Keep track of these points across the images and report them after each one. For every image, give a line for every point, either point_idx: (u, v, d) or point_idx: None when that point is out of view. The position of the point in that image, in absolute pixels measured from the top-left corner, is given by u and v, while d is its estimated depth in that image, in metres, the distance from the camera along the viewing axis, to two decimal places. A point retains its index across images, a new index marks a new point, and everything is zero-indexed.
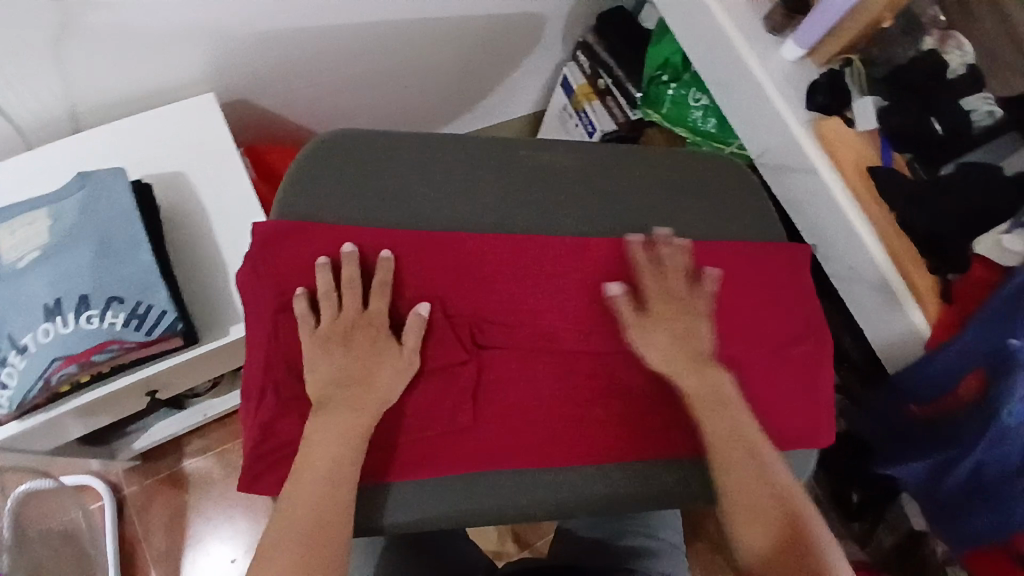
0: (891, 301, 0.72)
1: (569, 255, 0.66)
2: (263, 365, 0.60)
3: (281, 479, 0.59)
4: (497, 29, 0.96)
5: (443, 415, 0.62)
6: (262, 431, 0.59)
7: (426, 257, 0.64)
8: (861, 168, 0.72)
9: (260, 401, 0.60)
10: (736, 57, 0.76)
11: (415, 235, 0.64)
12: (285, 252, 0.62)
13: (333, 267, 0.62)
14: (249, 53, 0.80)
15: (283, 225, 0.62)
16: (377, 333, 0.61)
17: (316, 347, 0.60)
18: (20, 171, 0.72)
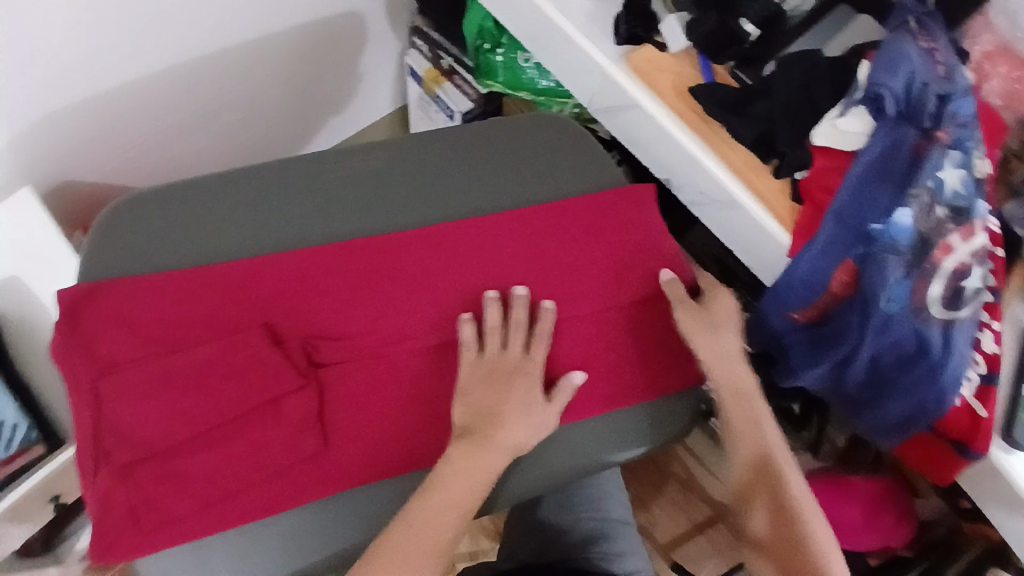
0: (745, 216, 0.69)
1: (395, 249, 0.64)
2: (92, 436, 0.55)
3: (129, 551, 0.53)
4: (312, 38, 0.93)
5: (291, 447, 0.56)
6: (100, 504, 0.54)
7: (241, 290, 0.60)
8: (681, 90, 0.69)
9: (96, 473, 0.54)
10: (533, 10, 0.73)
11: (237, 268, 0.61)
12: (97, 315, 0.58)
13: (151, 320, 0.59)
14: (52, 134, 0.78)
15: (91, 286, 0.59)
16: (204, 381, 0.57)
17: (149, 406, 0.56)
18: None
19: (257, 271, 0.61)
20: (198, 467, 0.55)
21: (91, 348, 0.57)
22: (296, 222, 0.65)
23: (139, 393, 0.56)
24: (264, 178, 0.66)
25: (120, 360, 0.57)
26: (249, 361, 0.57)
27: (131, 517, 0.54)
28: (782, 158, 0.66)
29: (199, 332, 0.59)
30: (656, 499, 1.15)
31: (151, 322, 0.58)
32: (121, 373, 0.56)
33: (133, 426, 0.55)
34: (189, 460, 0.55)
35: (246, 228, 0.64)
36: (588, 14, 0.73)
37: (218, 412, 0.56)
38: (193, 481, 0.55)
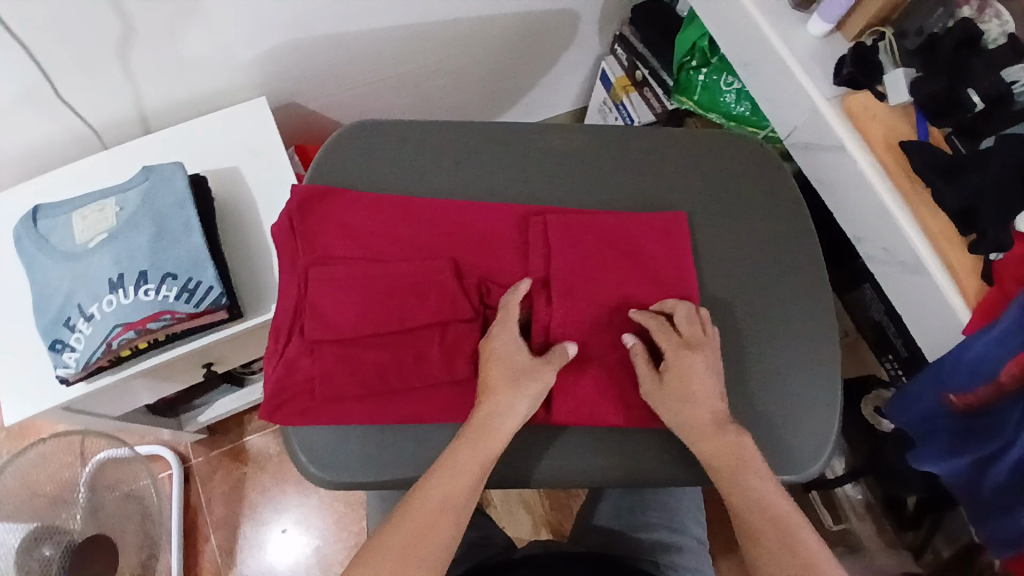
0: (926, 281, 0.68)
1: (579, 224, 0.68)
2: (293, 310, 0.64)
3: (297, 412, 0.62)
4: (530, 25, 0.99)
5: (449, 367, 0.63)
6: (285, 369, 0.63)
7: (439, 224, 0.68)
8: (892, 144, 0.69)
9: (287, 343, 0.64)
10: (760, 38, 0.75)
11: (442, 205, 0.68)
12: (319, 213, 0.67)
13: (359, 229, 0.67)
14: (292, 58, 0.88)
15: (320, 188, 0.67)
16: (389, 293, 0.64)
17: (342, 300, 0.64)
18: (99, 166, 0.83)
19: (456, 212, 0.68)
20: (369, 361, 0.63)
21: (308, 238, 0.66)
22: (493, 175, 0.71)
23: (337, 285, 0.64)
24: (474, 132, 0.73)
25: (330, 255, 0.66)
26: (433, 285, 0.65)
27: (307, 384, 0.63)
28: (981, 234, 0.63)
29: (395, 250, 0.67)
30: (726, 552, 1.12)
31: (360, 230, 0.67)
32: (330, 265, 0.65)
33: (326, 311, 0.63)
34: (363, 353, 0.63)
35: (451, 169, 0.71)
36: (812, 51, 0.74)
37: (397, 321, 0.64)
38: (360, 372, 0.63)
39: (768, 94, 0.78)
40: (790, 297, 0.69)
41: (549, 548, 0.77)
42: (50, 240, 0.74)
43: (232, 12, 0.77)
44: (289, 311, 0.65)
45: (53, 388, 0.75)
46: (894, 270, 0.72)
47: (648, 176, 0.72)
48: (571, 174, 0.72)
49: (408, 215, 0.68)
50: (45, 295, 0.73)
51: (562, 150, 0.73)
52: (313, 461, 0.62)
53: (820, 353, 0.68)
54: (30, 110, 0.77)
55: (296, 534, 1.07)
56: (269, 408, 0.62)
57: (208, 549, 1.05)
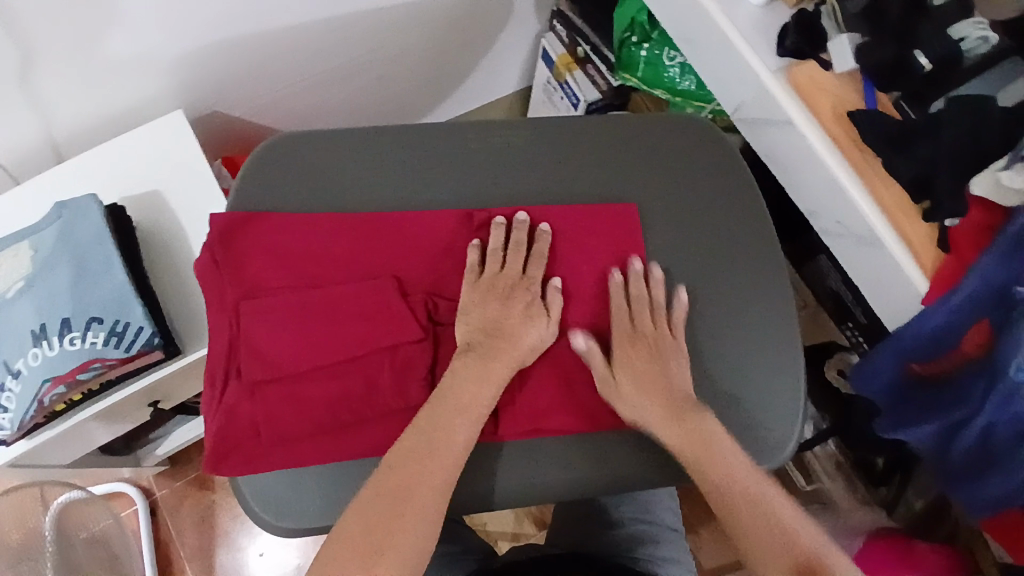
0: (882, 254, 0.66)
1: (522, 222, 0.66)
2: (227, 351, 0.61)
3: (245, 461, 0.59)
4: (462, 7, 0.94)
5: (398, 392, 0.61)
6: (226, 416, 0.59)
7: (376, 239, 0.64)
8: (840, 114, 0.66)
9: (225, 388, 0.60)
10: (698, 11, 0.72)
11: (380, 216, 0.65)
12: (242, 243, 0.63)
13: (287, 255, 0.63)
14: (208, 66, 0.81)
15: (242, 216, 0.63)
16: (332, 323, 0.61)
17: (278, 336, 0.60)
18: (6, 207, 0.76)
19: (395, 226, 0.64)
20: (314, 397, 0.60)
21: (236, 272, 0.62)
22: (430, 183, 0.67)
23: (271, 319, 0.61)
24: (406, 137, 0.68)
25: (261, 287, 0.62)
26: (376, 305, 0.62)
27: (254, 429, 0.59)
28: (936, 203, 0.61)
29: (331, 274, 0.63)
30: (706, 523, 1.14)
31: (290, 257, 0.63)
32: (261, 298, 0.62)
33: (264, 346, 0.60)
34: (307, 390, 0.60)
35: (385, 180, 0.67)
36: (753, 21, 0.71)
37: (341, 350, 0.61)
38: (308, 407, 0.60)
39: (711, 69, 0.75)
40: (749, 282, 0.67)
41: (526, 553, 0.76)
42: None
43: (129, 26, 0.70)
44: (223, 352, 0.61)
45: None
46: (849, 244, 0.70)
47: (592, 168, 0.69)
48: (512, 174, 0.68)
49: (340, 232, 0.64)
50: None
51: (501, 148, 0.69)
52: (267, 509, 0.59)
53: (782, 337, 0.66)
54: None
55: (274, 555, 1.04)
56: (215, 459, 0.59)
57: None
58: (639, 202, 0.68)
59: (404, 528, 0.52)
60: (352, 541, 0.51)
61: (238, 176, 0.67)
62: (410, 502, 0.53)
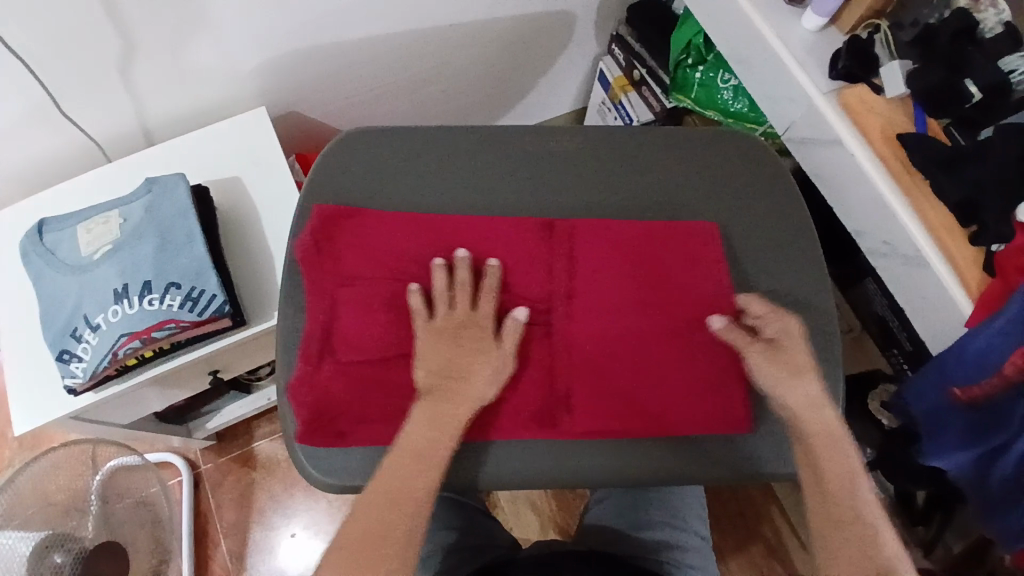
0: (928, 275, 0.67)
1: (597, 230, 0.69)
2: (322, 333, 0.65)
3: (337, 435, 0.62)
4: (527, 27, 1.00)
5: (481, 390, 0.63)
6: (319, 393, 0.63)
7: (474, 240, 0.68)
8: (890, 136, 0.68)
9: (320, 367, 0.64)
10: (754, 35, 0.76)
11: (477, 220, 0.69)
12: (341, 233, 0.68)
13: (387, 249, 0.68)
14: (290, 68, 0.89)
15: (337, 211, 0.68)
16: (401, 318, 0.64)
17: (387, 323, 0.65)
18: (102, 180, 0.84)
19: (485, 228, 0.68)
20: (403, 382, 0.64)
21: (331, 258, 0.67)
22: (488, 180, 0.72)
23: (365, 305, 0.66)
24: (470, 136, 0.73)
25: (357, 275, 0.67)
26: (459, 298, 0.65)
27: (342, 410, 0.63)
28: (983, 225, 0.62)
29: (414, 271, 0.67)
30: (735, 550, 1.13)
31: (387, 249, 0.68)
32: (356, 286, 0.66)
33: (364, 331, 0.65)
34: (396, 374, 0.64)
35: (447, 174, 0.72)
36: (807, 46, 0.74)
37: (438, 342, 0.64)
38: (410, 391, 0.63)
39: (765, 92, 0.78)
40: (793, 293, 0.69)
41: (552, 545, 0.77)
42: (54, 252, 0.75)
43: (228, 26, 0.78)
44: (318, 333, 0.65)
45: (62, 397, 0.77)
46: (893, 264, 0.71)
47: (643, 175, 0.72)
48: (566, 175, 0.72)
49: (439, 232, 0.68)
50: (51, 309, 0.74)
51: (557, 151, 0.73)
52: (314, 464, 0.63)
53: (821, 348, 0.67)
54: (34, 123, 0.78)
55: (305, 539, 1.08)
56: (308, 431, 0.63)
57: (218, 554, 1.06)
58: (687, 210, 0.71)
59: (398, 517, 0.57)
60: (367, 525, 0.57)
61: (314, 163, 0.73)
62: (404, 502, 0.58)
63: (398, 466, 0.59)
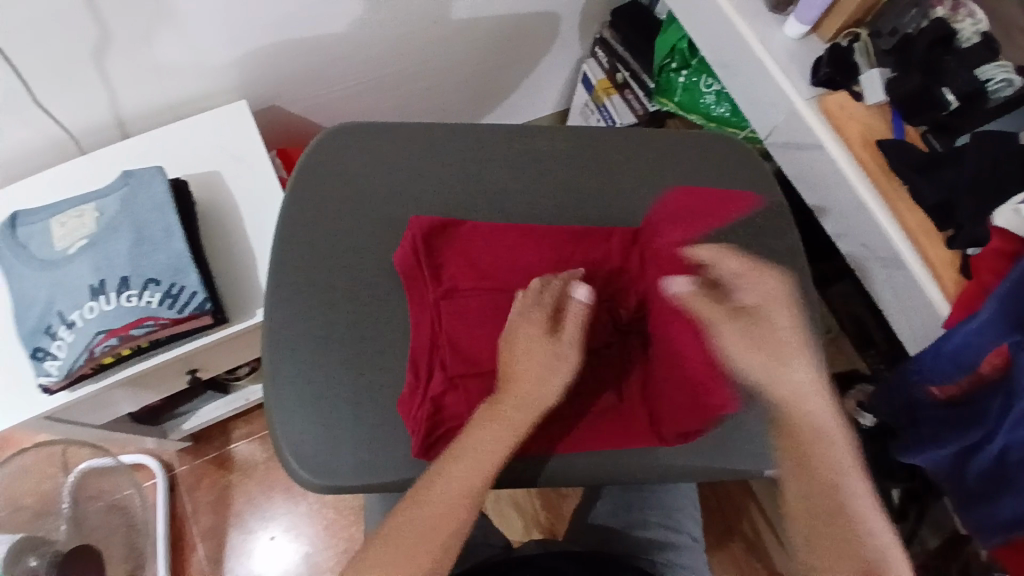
0: (905, 277, 0.68)
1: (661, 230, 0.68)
2: (432, 345, 0.64)
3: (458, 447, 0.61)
4: (511, 28, 1.00)
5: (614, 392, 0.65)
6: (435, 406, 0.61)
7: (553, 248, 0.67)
8: (869, 141, 0.70)
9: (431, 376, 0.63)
10: (738, 40, 0.77)
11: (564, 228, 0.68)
12: (442, 242, 0.66)
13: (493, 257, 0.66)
14: (271, 61, 0.87)
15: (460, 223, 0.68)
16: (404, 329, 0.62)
17: (480, 329, 0.63)
18: (76, 174, 0.82)
19: (561, 237, 0.68)
20: None
21: (494, 266, 0.66)
22: (476, 179, 0.72)
23: (463, 316, 0.64)
24: (457, 134, 0.73)
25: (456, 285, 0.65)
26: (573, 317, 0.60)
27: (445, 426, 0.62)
28: (958, 229, 0.64)
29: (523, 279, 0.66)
30: (715, 550, 1.14)
31: (576, 254, 0.67)
32: (459, 297, 0.65)
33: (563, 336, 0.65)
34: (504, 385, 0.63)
35: (434, 172, 0.71)
36: (789, 51, 0.75)
37: None
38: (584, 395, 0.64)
39: (748, 96, 0.80)
40: None
41: (539, 545, 0.77)
42: (25, 247, 0.72)
43: (208, 16, 0.76)
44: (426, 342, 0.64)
45: (33, 397, 0.74)
46: (872, 266, 0.73)
47: (629, 175, 0.73)
48: (554, 175, 0.72)
49: (532, 239, 0.67)
50: (21, 305, 0.71)
51: (545, 150, 0.73)
52: (303, 465, 0.62)
53: None
54: (3, 112, 0.76)
55: (284, 542, 1.06)
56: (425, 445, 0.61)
57: (195, 559, 1.04)
58: None
59: (426, 521, 0.55)
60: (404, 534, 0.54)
61: (298, 159, 0.72)
62: (434, 505, 0.55)
63: (442, 467, 0.56)
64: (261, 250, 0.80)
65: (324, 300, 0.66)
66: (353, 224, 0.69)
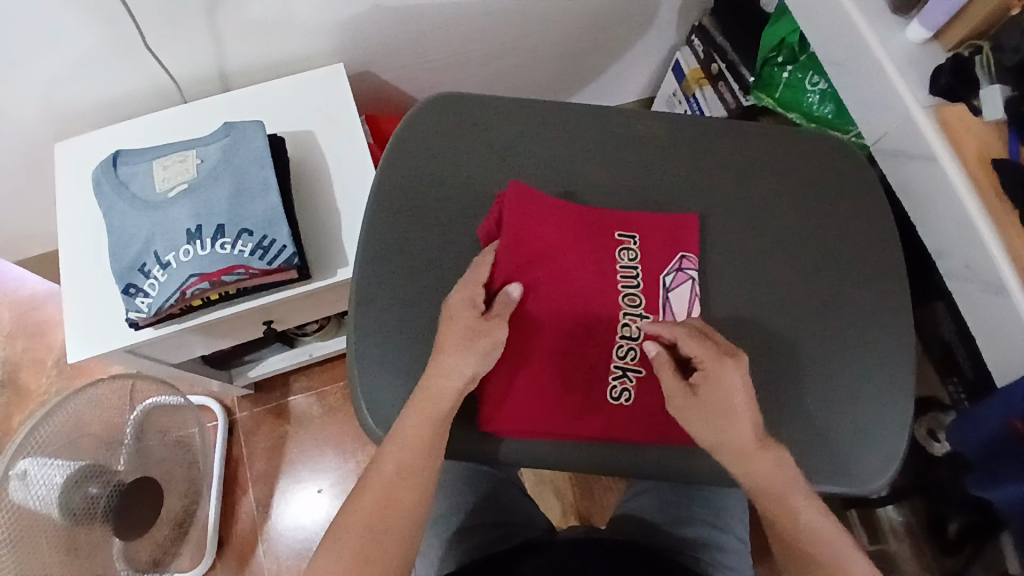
0: (1006, 304, 0.65)
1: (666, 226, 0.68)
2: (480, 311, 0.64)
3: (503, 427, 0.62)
4: (609, 11, 0.98)
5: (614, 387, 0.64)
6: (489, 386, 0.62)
7: (586, 232, 0.67)
8: (985, 158, 0.67)
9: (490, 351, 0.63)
10: (856, 41, 0.74)
11: (604, 214, 0.68)
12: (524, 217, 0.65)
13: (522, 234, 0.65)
14: (371, 27, 0.88)
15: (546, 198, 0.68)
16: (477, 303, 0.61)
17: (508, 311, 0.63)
18: (177, 119, 0.84)
19: (604, 222, 0.67)
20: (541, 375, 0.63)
21: (538, 246, 0.65)
22: (570, 160, 0.71)
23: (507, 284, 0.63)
24: (556, 112, 0.73)
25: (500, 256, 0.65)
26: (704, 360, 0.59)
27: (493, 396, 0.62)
28: None
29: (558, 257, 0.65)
30: (755, 557, 1.13)
31: (609, 244, 0.67)
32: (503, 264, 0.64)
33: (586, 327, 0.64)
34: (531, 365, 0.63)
35: (529, 149, 0.71)
36: (910, 58, 0.72)
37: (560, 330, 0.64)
38: (608, 385, 0.64)
39: (859, 100, 0.77)
40: (871, 308, 0.68)
41: (590, 530, 0.78)
42: (128, 186, 0.75)
43: None
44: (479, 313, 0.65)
45: (122, 329, 0.77)
46: (973, 289, 0.69)
47: (725, 172, 0.72)
48: (650, 162, 0.72)
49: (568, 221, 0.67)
50: (119, 241, 0.74)
51: (642, 138, 0.72)
52: (379, 423, 0.63)
53: (890, 366, 0.67)
54: (118, 53, 0.79)
55: (329, 497, 1.09)
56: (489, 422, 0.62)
57: (245, 501, 1.08)
58: (767, 211, 0.70)
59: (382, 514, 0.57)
60: (361, 527, 0.57)
61: (400, 124, 0.73)
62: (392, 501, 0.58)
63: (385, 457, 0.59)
64: (349, 210, 0.82)
65: (415, 266, 0.67)
66: (447, 194, 0.70)
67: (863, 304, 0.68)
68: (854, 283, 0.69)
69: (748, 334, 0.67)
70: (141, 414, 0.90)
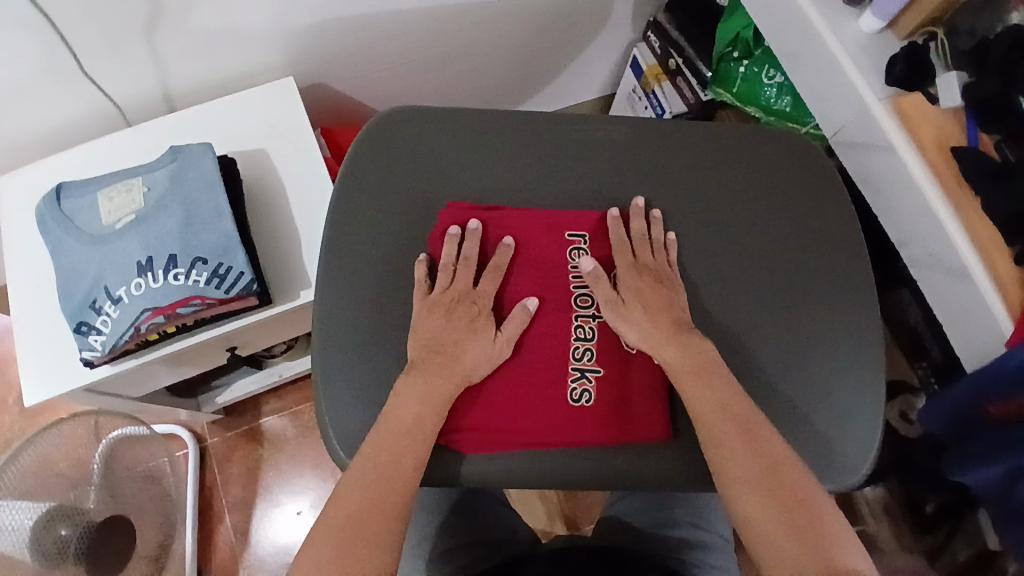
0: (971, 291, 0.66)
1: (620, 227, 0.67)
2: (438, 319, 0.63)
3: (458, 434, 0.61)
4: (564, 10, 0.97)
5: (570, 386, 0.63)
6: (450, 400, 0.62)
7: (541, 235, 0.66)
8: (943, 146, 0.67)
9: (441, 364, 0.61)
10: (811, 33, 0.74)
11: (562, 218, 0.67)
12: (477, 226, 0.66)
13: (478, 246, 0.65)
14: (319, 38, 0.85)
15: (493, 210, 0.67)
16: (443, 323, 0.62)
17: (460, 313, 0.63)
18: (121, 146, 0.81)
19: (559, 222, 0.67)
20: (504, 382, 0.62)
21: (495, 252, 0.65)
22: (531, 169, 0.70)
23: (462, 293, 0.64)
24: (513, 120, 0.71)
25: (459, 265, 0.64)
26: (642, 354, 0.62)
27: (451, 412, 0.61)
28: None
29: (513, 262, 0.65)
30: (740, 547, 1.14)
31: (560, 245, 0.66)
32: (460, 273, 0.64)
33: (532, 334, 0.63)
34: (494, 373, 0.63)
35: (488, 161, 0.69)
36: (863, 48, 0.72)
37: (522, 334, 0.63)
38: (568, 386, 0.62)
39: (815, 91, 0.77)
40: (838, 302, 0.68)
41: (573, 540, 0.77)
42: (72, 219, 0.72)
43: None
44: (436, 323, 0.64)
45: (76, 369, 0.74)
46: (938, 277, 0.70)
47: (686, 173, 0.71)
48: (611, 167, 0.70)
49: (517, 220, 0.67)
50: (67, 279, 0.71)
51: (602, 143, 0.71)
52: (350, 454, 0.61)
53: (860, 360, 0.67)
54: (52, 81, 0.75)
55: (310, 519, 1.07)
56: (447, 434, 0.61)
57: (223, 529, 1.06)
58: (731, 210, 0.70)
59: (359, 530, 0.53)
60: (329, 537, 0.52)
61: (354, 141, 0.71)
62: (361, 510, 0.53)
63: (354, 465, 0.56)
64: (307, 229, 0.79)
65: (377, 287, 0.65)
66: (405, 211, 0.68)
67: (830, 299, 0.68)
68: (820, 279, 0.69)
69: (717, 336, 0.66)
70: (108, 447, 0.87)
